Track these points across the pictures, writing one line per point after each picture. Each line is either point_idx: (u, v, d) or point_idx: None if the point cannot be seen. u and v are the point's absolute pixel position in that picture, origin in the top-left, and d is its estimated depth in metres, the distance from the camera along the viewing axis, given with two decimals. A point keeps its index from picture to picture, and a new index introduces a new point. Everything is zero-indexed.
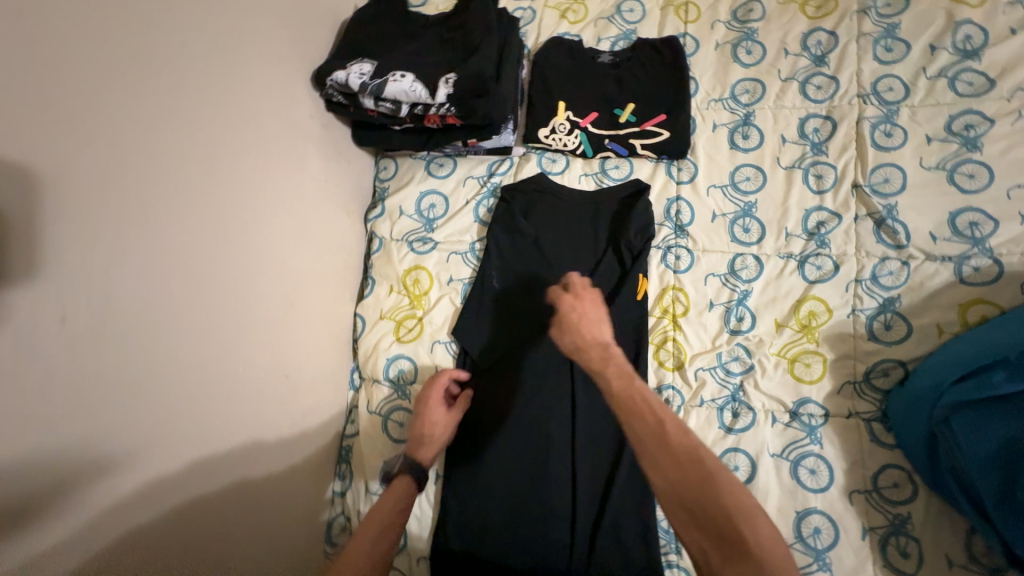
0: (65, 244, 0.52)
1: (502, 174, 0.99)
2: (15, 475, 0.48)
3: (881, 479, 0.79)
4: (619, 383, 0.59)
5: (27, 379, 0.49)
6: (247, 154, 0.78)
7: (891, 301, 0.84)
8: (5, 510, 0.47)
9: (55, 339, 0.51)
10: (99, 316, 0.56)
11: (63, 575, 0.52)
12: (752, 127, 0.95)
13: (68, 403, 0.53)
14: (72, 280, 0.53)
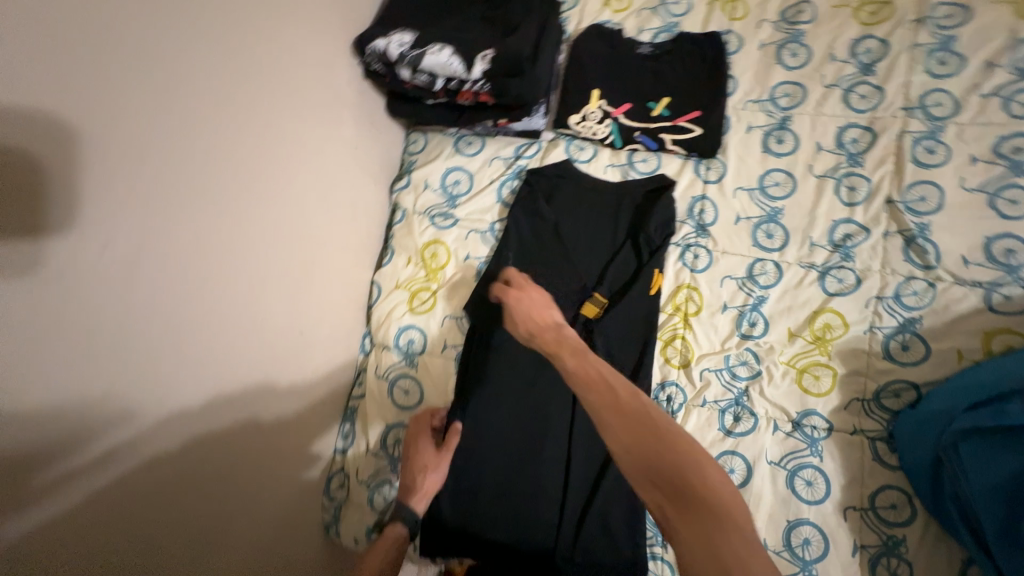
0: (112, 174, 0.56)
1: (529, 158, 1.00)
2: (56, 379, 0.52)
3: (879, 499, 0.78)
4: (573, 359, 0.63)
5: (71, 293, 0.53)
6: (283, 114, 0.80)
7: (912, 322, 0.83)
8: (44, 410, 0.51)
9: (99, 261, 0.55)
10: (138, 246, 0.60)
11: (89, 480, 0.57)
12: (788, 132, 0.93)
13: (102, 328, 0.56)
14: (117, 208, 0.57)
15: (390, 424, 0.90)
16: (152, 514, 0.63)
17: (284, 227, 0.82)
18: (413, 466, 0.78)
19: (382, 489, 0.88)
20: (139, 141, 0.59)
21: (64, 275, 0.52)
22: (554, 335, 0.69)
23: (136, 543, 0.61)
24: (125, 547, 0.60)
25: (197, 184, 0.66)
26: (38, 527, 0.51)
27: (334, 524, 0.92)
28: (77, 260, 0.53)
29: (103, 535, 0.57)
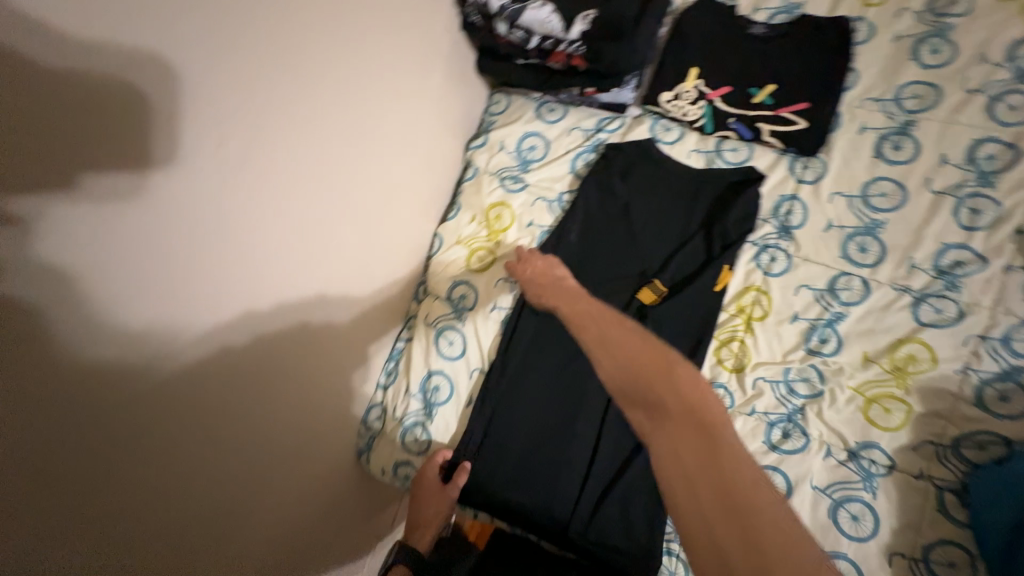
0: (233, 81, 0.62)
1: (610, 132, 0.96)
2: (169, 251, 0.60)
3: (934, 553, 0.71)
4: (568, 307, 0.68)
5: (188, 179, 0.60)
6: (379, 56, 0.83)
7: (1017, 371, 0.73)
8: (156, 277, 0.59)
9: (213, 156, 0.62)
10: (245, 152, 0.66)
11: (181, 351, 0.63)
12: (909, 138, 0.83)
13: (201, 214, 0.62)
14: (233, 113, 0.63)
15: (430, 371, 0.92)
16: (217, 403, 0.70)
17: (364, 166, 0.86)
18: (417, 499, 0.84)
19: (414, 429, 0.91)
20: (248, 56, 0.63)
21: (171, 173, 0.58)
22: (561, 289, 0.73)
23: (202, 424, 0.68)
24: (192, 426, 0.67)
25: (292, 107, 0.71)
26: (127, 382, 0.58)
27: (366, 451, 0.97)
28: (186, 158, 0.59)
29: (182, 400, 0.65)
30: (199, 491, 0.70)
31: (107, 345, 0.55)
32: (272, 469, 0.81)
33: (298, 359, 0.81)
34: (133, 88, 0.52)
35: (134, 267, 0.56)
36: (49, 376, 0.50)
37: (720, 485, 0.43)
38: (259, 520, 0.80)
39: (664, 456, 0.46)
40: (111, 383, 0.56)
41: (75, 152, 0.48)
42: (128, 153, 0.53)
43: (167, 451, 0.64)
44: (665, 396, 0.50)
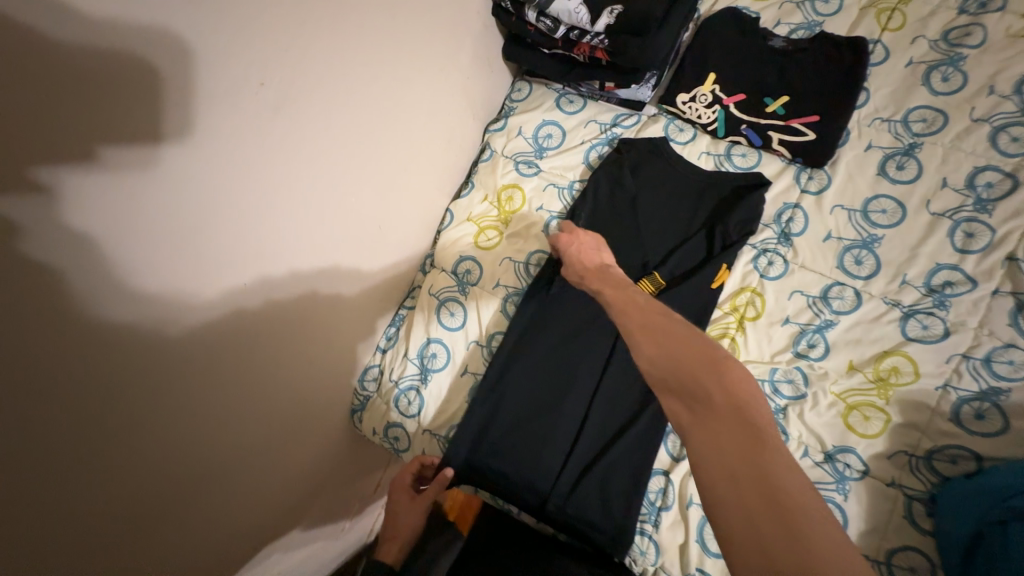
0: (277, 27, 0.63)
1: (625, 127, 1.00)
2: (195, 184, 0.60)
3: (897, 558, 0.73)
4: (610, 290, 0.66)
5: (225, 116, 0.61)
6: (415, 29, 0.85)
7: (996, 392, 0.75)
8: (180, 206, 0.59)
9: (250, 96, 0.63)
10: (279, 98, 0.67)
11: (194, 285, 0.64)
12: (913, 159, 0.85)
13: (233, 151, 0.64)
14: (274, 59, 0.65)
15: (430, 338, 0.96)
16: (223, 344, 0.70)
17: (388, 133, 0.88)
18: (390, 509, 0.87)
19: (408, 392, 0.95)
20: (295, 11, 0.65)
21: (209, 105, 0.59)
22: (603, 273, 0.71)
23: (214, 364, 0.70)
24: (205, 365, 0.69)
25: (331, 68, 0.73)
26: (141, 306, 0.58)
27: (360, 411, 1.01)
28: (223, 95, 0.60)
29: (189, 334, 0.65)
30: (204, 429, 0.71)
31: (132, 270, 0.56)
32: (271, 418, 0.83)
33: (307, 314, 0.83)
34: (186, 21, 0.53)
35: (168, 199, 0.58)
36: (73, 291, 0.51)
37: (766, 499, 0.39)
38: (254, 465, 0.82)
39: (702, 461, 0.43)
40: (135, 312, 0.58)
41: (127, 81, 0.50)
42: (173, 77, 0.54)
43: (180, 386, 0.66)
44: (708, 398, 0.46)
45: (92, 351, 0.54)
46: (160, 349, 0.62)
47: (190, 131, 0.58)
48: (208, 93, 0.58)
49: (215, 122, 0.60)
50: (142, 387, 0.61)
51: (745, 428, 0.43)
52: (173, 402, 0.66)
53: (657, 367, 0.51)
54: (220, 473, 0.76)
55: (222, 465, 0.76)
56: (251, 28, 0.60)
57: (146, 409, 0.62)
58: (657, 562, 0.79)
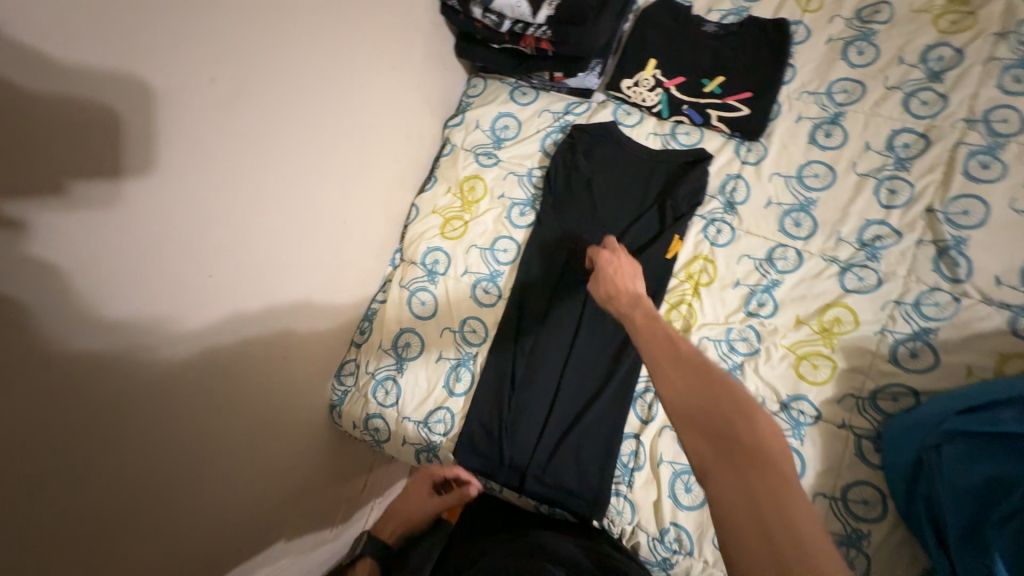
0: (226, 24, 0.64)
1: (577, 115, 1.05)
2: (151, 176, 0.60)
3: (851, 492, 0.79)
4: (641, 318, 0.65)
5: (176, 111, 0.61)
6: (368, 29, 0.88)
7: (926, 332, 0.81)
8: (136, 200, 0.59)
9: (202, 90, 0.63)
10: (233, 93, 0.67)
11: (155, 282, 0.63)
12: (838, 127, 0.93)
13: (186, 144, 0.63)
14: (225, 54, 0.65)
15: (403, 329, 0.98)
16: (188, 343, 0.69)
17: (349, 131, 0.89)
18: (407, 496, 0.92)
19: (385, 383, 0.97)
20: (248, 12, 0.66)
21: (158, 99, 0.58)
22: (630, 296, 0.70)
23: (187, 364, 0.70)
24: (176, 365, 0.68)
25: (288, 67, 0.75)
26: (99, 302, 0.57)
27: (339, 407, 1.01)
28: (174, 90, 0.60)
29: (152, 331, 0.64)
30: (179, 430, 0.71)
31: (84, 266, 0.54)
32: (248, 419, 0.82)
33: (279, 311, 0.84)
34: (128, 15, 0.53)
35: (127, 195, 0.57)
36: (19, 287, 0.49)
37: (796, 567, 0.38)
38: (233, 466, 0.81)
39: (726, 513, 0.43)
40: (98, 311, 0.57)
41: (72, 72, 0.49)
42: (117, 70, 0.53)
43: (150, 386, 0.65)
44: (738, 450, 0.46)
45: (51, 351, 0.53)
46: (126, 348, 0.61)
47: (146, 126, 0.58)
48: (164, 91, 0.59)
49: (172, 119, 0.60)
50: (111, 386, 0.61)
51: (774, 487, 0.42)
52: (144, 404, 0.65)
53: (683, 402, 0.51)
54: (200, 476, 0.76)
55: (200, 467, 0.75)
56: (204, 27, 0.61)
57: (115, 410, 0.62)
58: (633, 521, 0.83)
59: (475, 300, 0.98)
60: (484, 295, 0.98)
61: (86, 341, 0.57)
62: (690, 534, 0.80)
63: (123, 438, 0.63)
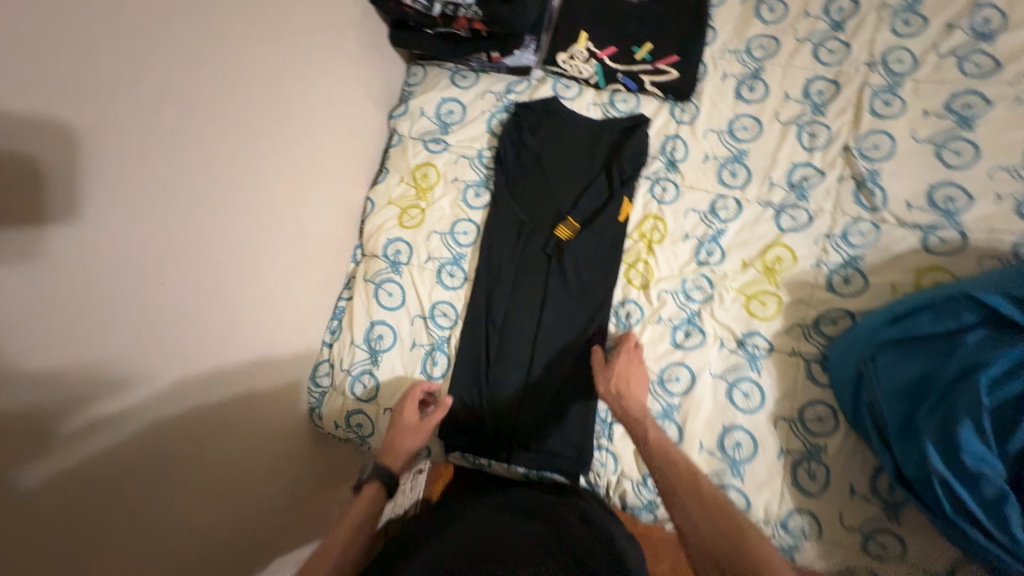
0: (143, 21, 0.61)
1: (518, 93, 1.07)
2: (82, 183, 0.56)
3: (807, 412, 0.85)
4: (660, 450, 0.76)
5: (101, 113, 0.57)
6: (298, 20, 0.86)
7: (855, 259, 0.89)
8: (67, 209, 0.55)
9: (126, 91, 0.60)
10: (161, 92, 0.64)
11: (100, 294, 0.60)
12: (759, 81, 1.00)
13: (118, 149, 0.60)
14: (147, 52, 0.62)
15: (373, 321, 0.99)
16: (146, 357, 0.66)
17: (291, 127, 0.88)
18: (394, 425, 0.86)
19: (363, 377, 0.97)
20: (168, 6, 0.63)
21: (79, 102, 0.55)
22: (638, 406, 0.82)
23: (149, 378, 0.67)
24: (137, 380, 0.66)
25: (218, 63, 0.72)
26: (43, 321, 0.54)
27: (318, 409, 1.01)
28: (95, 91, 0.56)
29: (105, 348, 0.61)
30: (152, 446, 0.68)
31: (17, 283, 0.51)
32: (225, 430, 0.81)
33: (240, 316, 0.82)
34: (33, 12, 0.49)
35: (61, 203, 0.54)
36: None
37: None
38: (215, 481, 0.79)
39: None
40: (40, 330, 0.54)
41: None
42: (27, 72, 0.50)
43: (113, 402, 0.63)
44: None
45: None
46: (80, 365, 0.59)
47: (72, 129, 0.55)
48: (86, 91, 0.56)
49: (99, 121, 0.57)
50: (71, 405, 0.58)
51: None
52: (110, 422, 0.63)
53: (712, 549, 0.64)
54: (183, 494, 0.74)
55: (182, 484, 0.73)
56: (122, 22, 0.58)
57: (77, 430, 0.59)
58: (617, 470, 0.89)
59: (442, 285, 0.99)
60: (450, 279, 0.99)
61: (36, 360, 0.54)
62: None
63: (90, 459, 0.61)
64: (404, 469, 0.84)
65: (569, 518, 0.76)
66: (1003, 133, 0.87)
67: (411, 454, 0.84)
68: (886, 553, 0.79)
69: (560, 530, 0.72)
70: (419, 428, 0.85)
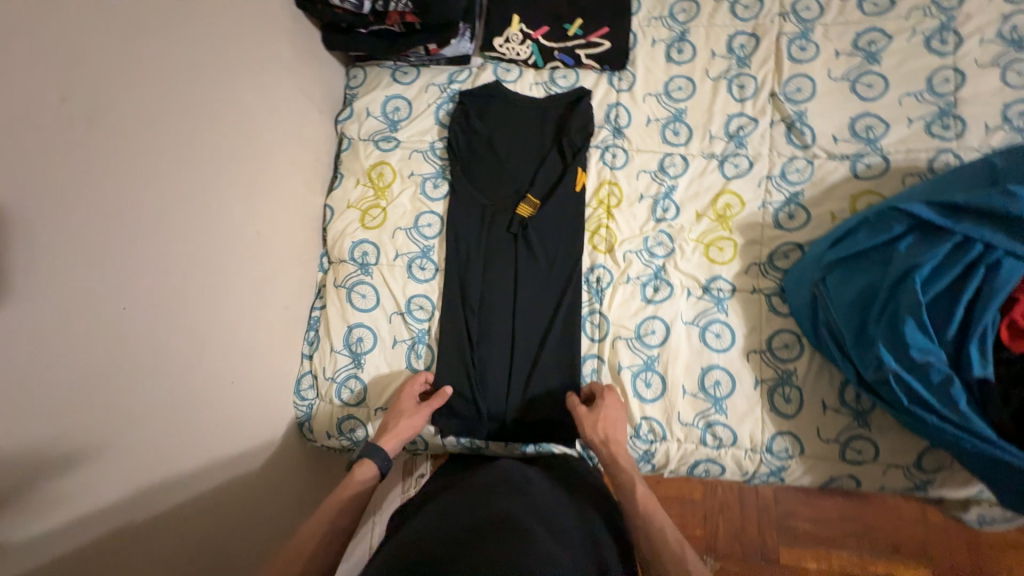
0: (62, 37, 0.58)
1: (461, 82, 1.09)
2: (20, 209, 0.54)
3: (775, 342, 0.91)
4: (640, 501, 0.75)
5: (28, 135, 0.55)
6: (229, 29, 0.84)
7: (796, 194, 0.96)
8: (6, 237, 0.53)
9: (55, 111, 0.57)
10: (94, 110, 0.62)
11: (55, 324, 0.57)
12: (686, 43, 1.05)
13: (54, 170, 0.57)
14: (71, 69, 0.59)
15: (351, 325, 0.99)
16: (115, 386, 0.64)
17: (238, 138, 0.86)
18: (392, 410, 0.89)
19: (349, 382, 0.97)
20: (88, 21, 0.61)
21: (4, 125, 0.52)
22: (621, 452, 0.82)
23: (124, 404, 0.65)
24: (110, 410, 0.64)
25: (151, 78, 0.70)
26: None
27: (308, 421, 1.00)
28: (20, 114, 0.54)
29: (71, 378, 0.59)
30: (137, 475, 0.67)
31: None
32: (210, 449, 0.80)
33: (211, 336, 0.80)
34: None
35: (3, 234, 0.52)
36: None
37: None
38: (208, 504, 0.78)
39: None
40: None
41: None
42: None
43: (87, 433, 0.61)
44: None
45: None
46: (47, 399, 0.57)
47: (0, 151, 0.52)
48: (11, 113, 0.53)
49: (28, 143, 0.55)
50: (38, 438, 0.56)
51: None
52: (87, 453, 0.61)
53: None
54: (174, 520, 0.72)
55: (172, 510, 0.72)
56: (39, 40, 0.56)
57: (48, 463, 0.57)
58: None
59: (414, 278, 1.00)
60: (421, 272, 1.00)
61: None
62: (659, 422, 0.91)
63: (67, 495, 0.59)
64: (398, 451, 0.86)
65: (561, 486, 0.81)
66: (905, 63, 0.96)
67: (406, 437, 0.87)
68: (863, 457, 0.87)
69: (554, 495, 0.77)
70: (420, 410, 0.89)
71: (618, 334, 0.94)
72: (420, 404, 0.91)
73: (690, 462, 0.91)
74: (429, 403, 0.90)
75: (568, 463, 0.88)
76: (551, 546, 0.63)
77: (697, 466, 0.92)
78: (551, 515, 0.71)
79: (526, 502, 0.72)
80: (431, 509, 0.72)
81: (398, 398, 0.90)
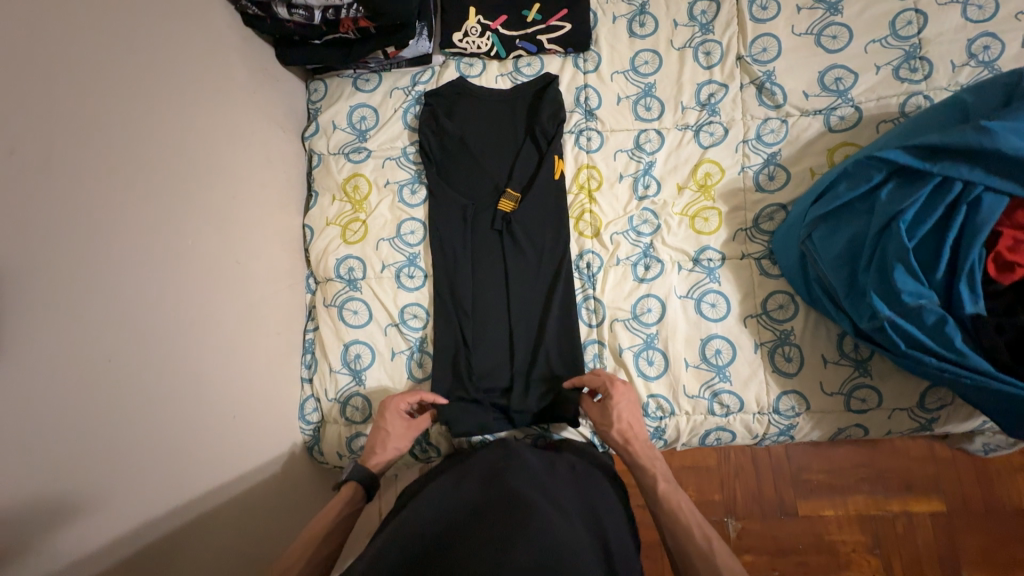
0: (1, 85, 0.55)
1: (425, 83, 1.07)
2: None
3: (771, 304, 0.92)
4: (664, 485, 0.75)
5: None
6: (179, 57, 0.81)
7: (774, 155, 0.96)
8: None
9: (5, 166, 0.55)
10: (45, 161, 0.59)
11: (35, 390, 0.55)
12: (647, 15, 1.04)
13: (11, 228, 0.54)
14: (16, 120, 0.56)
15: (346, 344, 0.98)
16: (109, 442, 0.62)
17: (205, 170, 0.83)
18: (377, 430, 0.85)
19: (352, 401, 0.96)
20: (26, 69, 0.58)
21: None
22: (640, 443, 0.81)
23: (121, 459, 0.64)
24: (110, 467, 0.62)
25: (106, 118, 0.67)
26: None
27: (317, 444, 1.00)
28: None
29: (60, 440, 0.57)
30: (148, 522, 0.67)
31: None
32: (219, 483, 0.80)
33: (205, 376, 0.79)
34: None
35: None
36: None
37: None
38: (222, 542, 0.77)
39: None
40: None
41: None
42: None
43: (90, 482, 0.60)
44: None
45: None
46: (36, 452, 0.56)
47: None
48: None
49: None
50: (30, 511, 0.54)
51: None
52: (91, 504, 0.60)
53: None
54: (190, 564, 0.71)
55: (183, 557, 0.71)
56: None
57: (55, 518, 0.57)
58: None
59: (404, 288, 0.99)
60: (410, 280, 0.99)
61: None
62: (666, 398, 0.91)
63: (81, 553, 0.58)
64: (387, 468, 0.84)
65: (575, 473, 0.80)
66: (866, 10, 0.96)
67: (396, 454, 0.85)
68: (868, 405, 0.88)
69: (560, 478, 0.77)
70: (408, 430, 0.87)
71: (616, 316, 0.94)
72: (408, 420, 0.88)
73: (701, 432, 0.92)
74: (415, 422, 0.89)
75: (573, 448, 0.89)
76: (549, 511, 0.65)
77: (708, 435, 0.93)
78: (557, 494, 0.71)
79: (527, 476, 0.73)
80: (427, 489, 0.73)
81: (382, 418, 0.85)
